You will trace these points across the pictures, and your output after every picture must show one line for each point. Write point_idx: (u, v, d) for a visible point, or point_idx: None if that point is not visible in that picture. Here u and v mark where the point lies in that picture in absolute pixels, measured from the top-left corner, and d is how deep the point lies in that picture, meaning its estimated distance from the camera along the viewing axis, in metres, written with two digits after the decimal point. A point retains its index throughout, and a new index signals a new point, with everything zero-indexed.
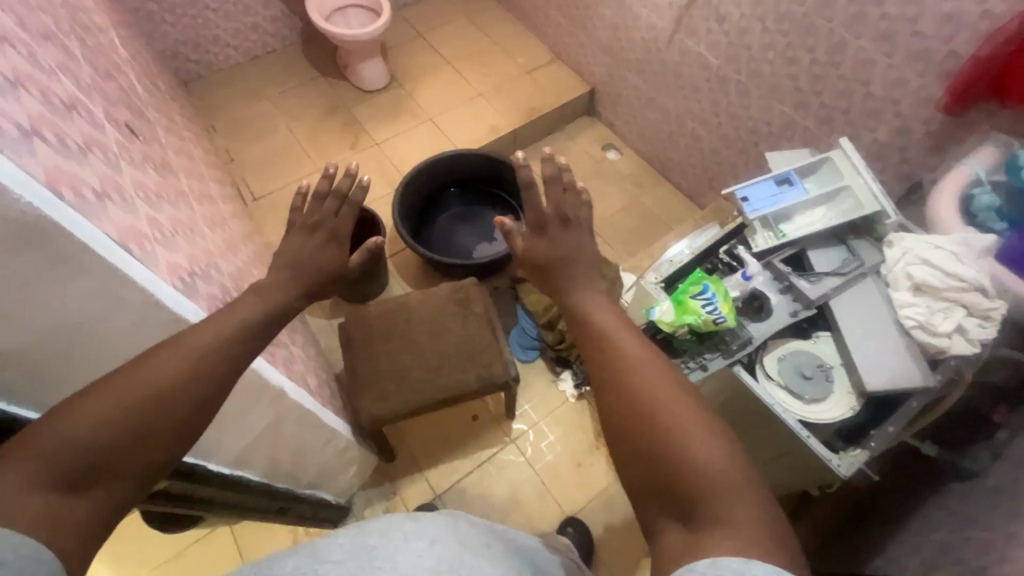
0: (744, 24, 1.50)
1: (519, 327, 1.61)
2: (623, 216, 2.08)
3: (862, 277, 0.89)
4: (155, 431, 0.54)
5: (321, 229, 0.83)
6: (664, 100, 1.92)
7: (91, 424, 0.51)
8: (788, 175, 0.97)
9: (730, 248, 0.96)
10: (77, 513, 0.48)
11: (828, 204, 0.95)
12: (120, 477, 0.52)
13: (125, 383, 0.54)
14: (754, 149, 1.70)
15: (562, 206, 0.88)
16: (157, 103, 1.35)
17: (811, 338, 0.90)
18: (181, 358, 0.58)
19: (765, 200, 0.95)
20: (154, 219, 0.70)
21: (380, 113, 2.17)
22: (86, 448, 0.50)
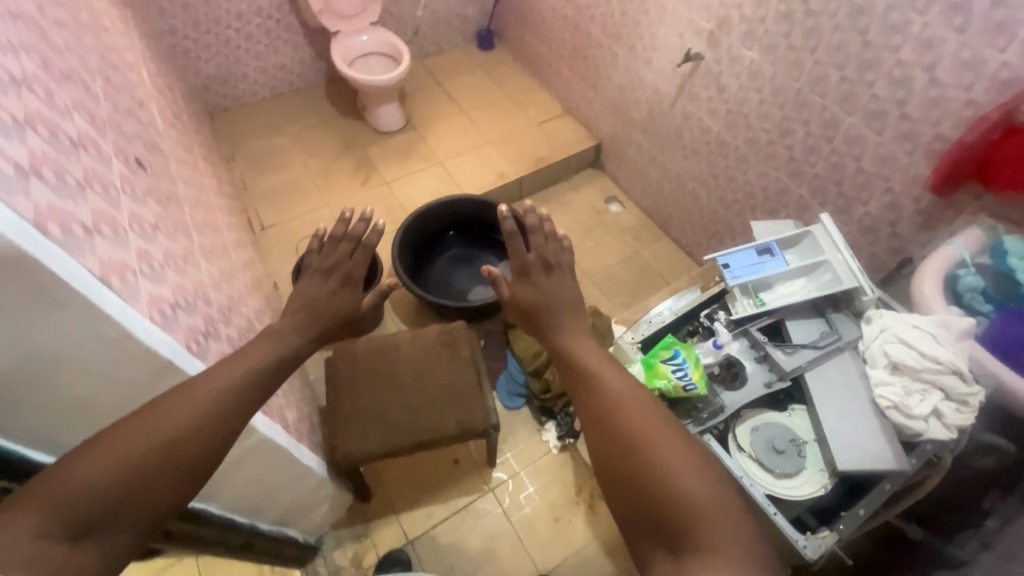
0: (742, 95, 1.56)
1: (507, 372, 1.61)
2: (622, 268, 2.10)
3: (839, 351, 0.89)
4: (156, 481, 0.59)
5: (336, 273, 0.88)
6: (666, 159, 1.98)
7: (98, 475, 0.56)
8: (769, 245, 0.99)
9: (711, 312, 0.99)
10: (79, 558, 0.54)
11: (808, 276, 0.96)
12: (123, 524, 0.57)
13: (131, 435, 0.60)
14: (750, 212, 1.73)
15: (545, 253, 0.92)
16: (177, 136, 1.43)
17: (786, 411, 0.90)
18: (184, 411, 0.63)
19: (745, 269, 0.97)
20: (147, 253, 0.73)
21: (393, 153, 2.26)
22: (93, 497, 0.55)
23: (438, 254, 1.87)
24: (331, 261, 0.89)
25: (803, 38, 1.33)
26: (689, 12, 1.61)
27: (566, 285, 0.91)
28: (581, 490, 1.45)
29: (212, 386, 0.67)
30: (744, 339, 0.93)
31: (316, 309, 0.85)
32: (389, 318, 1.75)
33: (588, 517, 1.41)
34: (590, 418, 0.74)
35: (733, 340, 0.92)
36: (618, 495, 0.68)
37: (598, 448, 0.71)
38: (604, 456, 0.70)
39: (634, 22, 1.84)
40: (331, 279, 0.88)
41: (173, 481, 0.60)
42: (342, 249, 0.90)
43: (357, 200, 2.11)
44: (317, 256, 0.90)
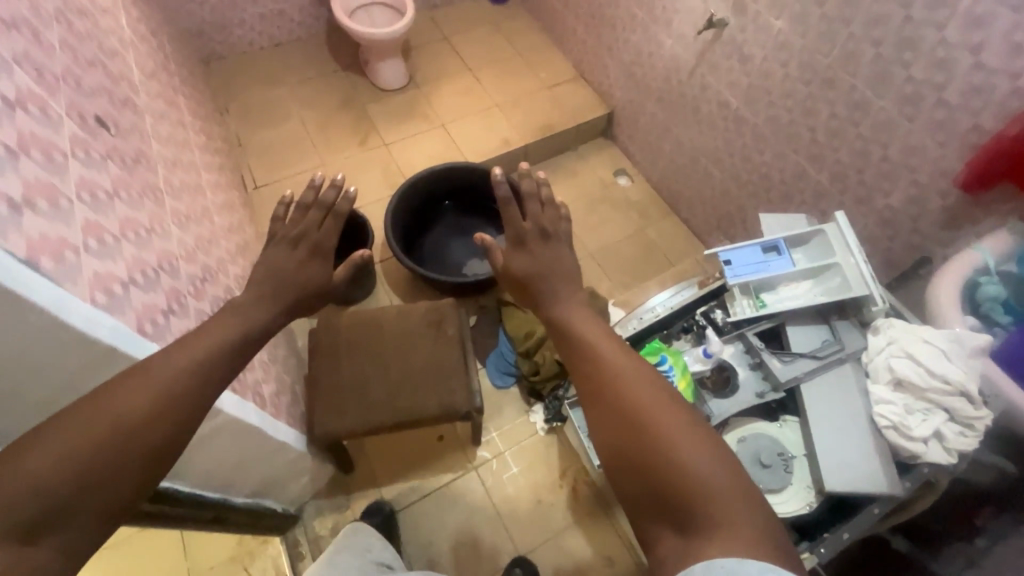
0: (766, 67, 1.43)
1: (498, 350, 1.58)
2: (626, 245, 2.02)
3: (840, 362, 0.87)
4: (112, 472, 0.55)
5: (304, 242, 0.85)
6: (680, 132, 1.87)
7: (44, 471, 0.51)
8: (777, 243, 0.96)
9: (707, 311, 0.98)
10: (33, 560, 0.49)
11: (813, 279, 0.93)
12: (79, 521, 0.52)
13: (78, 426, 0.54)
14: (764, 195, 1.64)
15: (541, 221, 0.91)
16: (159, 89, 1.35)
17: (778, 422, 0.90)
18: (137, 397, 0.58)
19: (750, 268, 0.94)
20: (99, 225, 0.68)
21: (394, 112, 2.16)
22: (41, 495, 0.50)
23: (432, 224, 1.80)
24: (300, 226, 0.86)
25: (838, 8, 1.20)
26: None
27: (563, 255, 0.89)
28: (565, 474, 1.44)
29: (169, 370, 0.62)
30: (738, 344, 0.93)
31: (281, 278, 0.81)
32: (383, 288, 1.71)
33: (570, 501, 1.41)
34: (588, 400, 0.69)
35: (726, 345, 0.92)
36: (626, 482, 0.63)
37: (601, 438, 0.67)
38: (611, 448, 0.66)
39: None
40: (299, 248, 0.84)
41: (131, 472, 0.56)
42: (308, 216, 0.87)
43: (354, 161, 2.03)
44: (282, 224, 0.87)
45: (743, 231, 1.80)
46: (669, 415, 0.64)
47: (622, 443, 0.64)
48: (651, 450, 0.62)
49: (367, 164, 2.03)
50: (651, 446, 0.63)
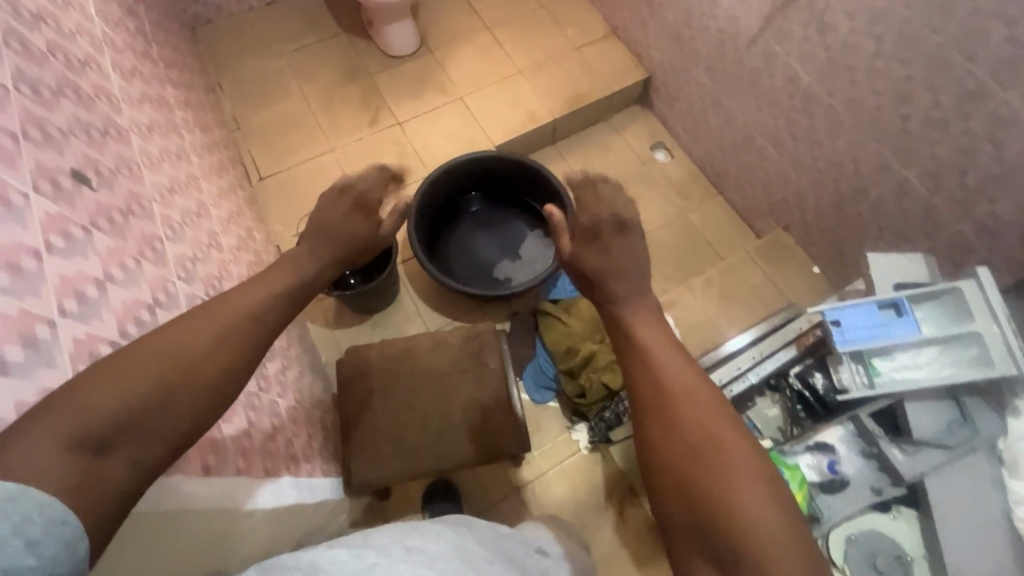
0: (853, 40, 1.21)
1: (536, 363, 1.47)
2: (666, 232, 1.85)
3: (971, 451, 1.03)
4: (178, 399, 0.59)
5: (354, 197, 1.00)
6: (733, 106, 1.66)
7: (124, 393, 0.55)
8: (900, 304, 1.09)
9: (803, 375, 1.17)
10: (108, 471, 0.51)
11: (939, 348, 1.06)
12: (147, 440, 0.55)
13: (143, 356, 0.59)
14: (832, 185, 1.46)
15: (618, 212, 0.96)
16: (145, 89, 1.16)
17: (891, 512, 1.10)
18: (198, 335, 0.64)
19: (865, 335, 1.08)
20: (91, 342, 0.60)
21: (406, 83, 1.93)
22: (120, 412, 0.54)
23: (455, 219, 1.63)
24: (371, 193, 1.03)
25: None
26: None
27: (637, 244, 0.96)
28: (611, 495, 1.37)
29: (231, 311, 0.69)
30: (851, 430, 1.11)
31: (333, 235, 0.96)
32: (409, 293, 1.58)
33: (617, 525, 1.35)
34: (650, 410, 0.78)
35: (838, 430, 1.12)
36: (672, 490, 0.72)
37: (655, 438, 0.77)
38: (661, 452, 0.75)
39: None
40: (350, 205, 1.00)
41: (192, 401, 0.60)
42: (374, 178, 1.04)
43: (365, 144, 1.83)
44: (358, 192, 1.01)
45: (800, 220, 1.64)
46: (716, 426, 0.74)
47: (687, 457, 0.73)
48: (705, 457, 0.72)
49: (380, 147, 1.83)
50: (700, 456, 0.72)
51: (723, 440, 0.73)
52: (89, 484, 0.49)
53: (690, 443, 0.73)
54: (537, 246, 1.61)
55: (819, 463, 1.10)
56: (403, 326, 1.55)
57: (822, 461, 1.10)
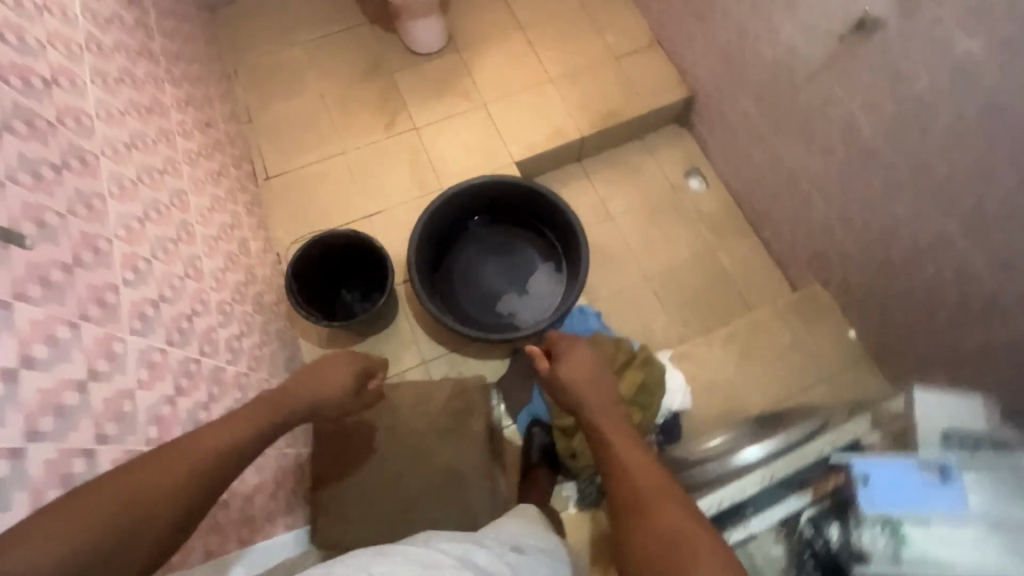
0: (931, 97, 1.04)
1: (530, 408, 1.39)
2: (692, 271, 1.71)
3: None
4: (121, 553, 0.60)
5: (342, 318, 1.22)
6: (780, 145, 1.49)
7: (65, 546, 0.56)
8: (943, 465, 0.77)
9: (811, 518, 0.82)
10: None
11: (999, 535, 0.72)
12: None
13: (103, 502, 0.60)
14: (883, 251, 1.30)
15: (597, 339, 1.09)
16: (135, 96, 1.08)
17: None
18: (164, 482, 0.64)
19: (895, 496, 0.75)
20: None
21: (428, 84, 1.81)
22: (58, 569, 0.55)
23: (462, 241, 1.51)
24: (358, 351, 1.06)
25: None
26: None
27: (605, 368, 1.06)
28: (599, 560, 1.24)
29: (200, 452, 0.69)
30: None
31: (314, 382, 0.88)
32: (407, 317, 1.49)
33: None
34: (626, 508, 0.80)
35: None
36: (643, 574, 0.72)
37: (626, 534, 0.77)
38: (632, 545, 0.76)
39: None
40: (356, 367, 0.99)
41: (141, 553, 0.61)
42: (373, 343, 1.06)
43: (378, 148, 1.72)
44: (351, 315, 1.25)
45: (842, 278, 1.48)
46: (683, 516, 0.75)
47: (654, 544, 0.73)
48: (671, 545, 0.72)
49: (393, 153, 1.72)
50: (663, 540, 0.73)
51: (687, 528, 0.73)
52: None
53: (658, 535, 0.74)
54: (547, 280, 1.49)
55: None
56: (397, 353, 1.46)
57: None
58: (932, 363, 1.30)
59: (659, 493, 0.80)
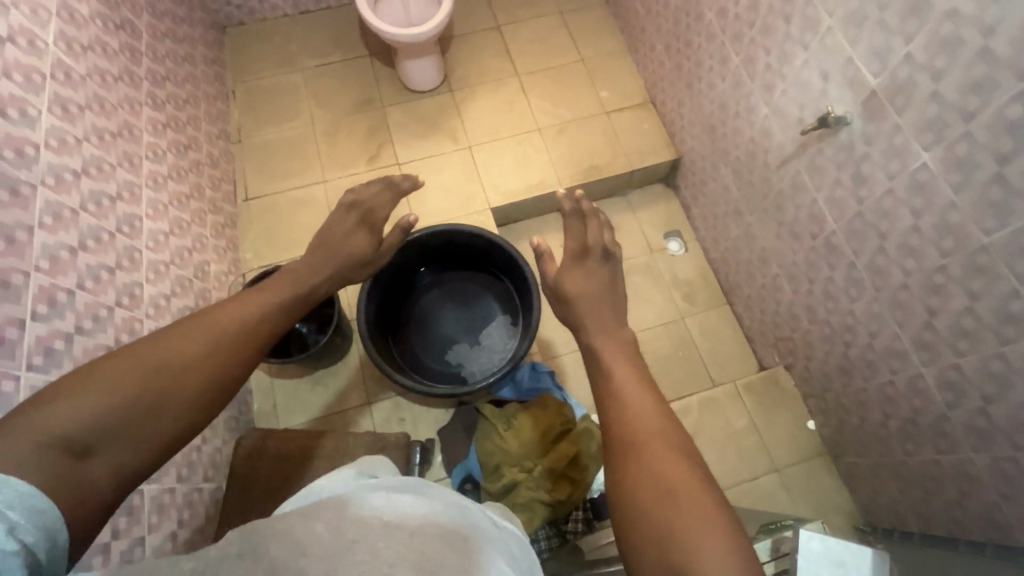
0: (888, 204, 1.02)
1: (464, 465, 1.34)
2: (658, 337, 1.68)
3: None
4: (172, 406, 0.60)
5: (355, 211, 1.12)
6: (753, 223, 1.46)
7: (108, 393, 0.57)
8: None
9: None
10: (84, 479, 0.53)
11: None
12: (128, 447, 0.57)
13: (140, 357, 0.61)
14: (841, 347, 1.26)
15: (603, 242, 1.11)
16: (103, 120, 1.11)
17: None
18: (194, 341, 0.66)
19: None
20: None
21: (418, 121, 1.83)
22: (99, 418, 0.55)
23: (422, 288, 1.52)
24: (361, 198, 1.15)
25: None
26: (851, 45, 1.00)
27: (613, 274, 1.09)
28: None
29: (227, 320, 0.71)
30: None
31: (333, 248, 1.04)
32: (358, 354, 1.48)
33: None
34: (618, 447, 0.72)
35: None
36: (640, 523, 0.64)
37: (614, 478, 0.69)
38: (623, 490, 0.67)
39: (764, 26, 1.22)
40: (351, 215, 1.11)
41: (189, 408, 0.62)
42: (383, 198, 1.18)
43: (359, 180, 1.74)
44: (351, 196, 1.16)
45: (804, 365, 1.43)
46: (680, 463, 0.68)
47: (643, 493, 0.66)
48: (661, 496, 0.64)
49: None
50: (656, 493, 0.65)
51: (685, 483, 0.65)
52: (66, 494, 0.51)
53: (650, 479, 0.66)
54: (501, 333, 1.47)
55: None
56: (343, 389, 1.44)
57: None
58: (883, 470, 1.25)
59: (656, 434, 0.71)
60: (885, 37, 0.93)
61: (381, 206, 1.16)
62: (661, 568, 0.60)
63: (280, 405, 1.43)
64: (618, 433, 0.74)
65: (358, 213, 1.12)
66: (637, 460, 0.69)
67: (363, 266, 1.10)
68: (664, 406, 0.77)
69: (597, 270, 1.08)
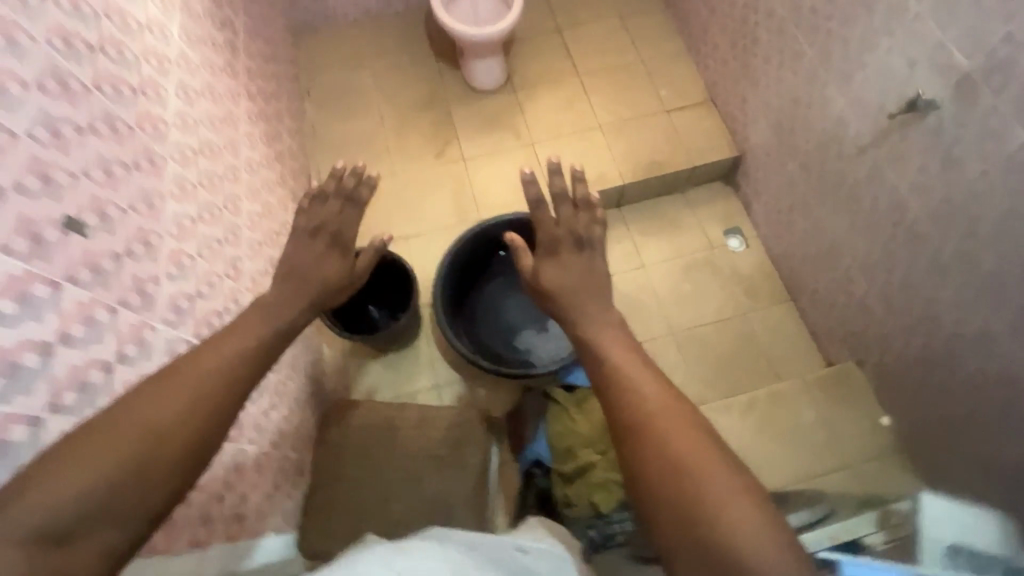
0: (981, 187, 1.01)
1: (534, 449, 1.36)
2: (720, 331, 1.67)
3: None
4: (149, 475, 0.61)
5: (322, 233, 1.00)
6: (824, 215, 1.46)
7: (79, 477, 0.56)
8: None
9: None
10: (68, 562, 0.54)
11: None
12: (109, 525, 0.57)
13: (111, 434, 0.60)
14: (923, 339, 1.24)
15: (574, 228, 0.96)
16: (211, 107, 1.20)
17: None
18: (165, 408, 0.64)
19: None
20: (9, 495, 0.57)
21: (482, 119, 1.89)
22: (72, 504, 0.55)
23: (489, 276, 1.55)
24: (320, 219, 1.00)
25: None
26: (943, 30, 1.01)
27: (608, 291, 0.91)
28: None
29: (196, 372, 0.69)
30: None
31: (306, 274, 0.96)
32: (426, 339, 1.52)
33: None
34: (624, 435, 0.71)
35: None
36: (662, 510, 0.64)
37: (629, 465, 0.68)
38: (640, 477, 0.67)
39: (844, 18, 1.23)
40: (318, 241, 1.00)
41: (168, 471, 0.62)
42: (347, 217, 1.03)
43: (426, 174, 1.81)
44: (304, 215, 1.01)
45: (878, 360, 1.41)
46: (694, 436, 0.67)
47: (657, 472, 0.65)
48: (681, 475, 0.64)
49: (438, 180, 1.80)
50: (671, 470, 0.65)
51: (700, 456, 0.65)
52: None
53: (664, 461, 0.66)
54: None
55: None
56: (412, 371, 1.49)
57: None
58: (968, 466, 1.22)
59: (664, 413, 0.70)
60: (982, 19, 0.94)
61: (347, 227, 1.03)
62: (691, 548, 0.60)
63: (354, 385, 1.49)
64: (625, 415, 0.72)
65: (323, 236, 1.00)
66: (649, 444, 0.68)
67: (340, 289, 1.02)
68: (664, 382, 0.75)
69: (574, 262, 0.94)
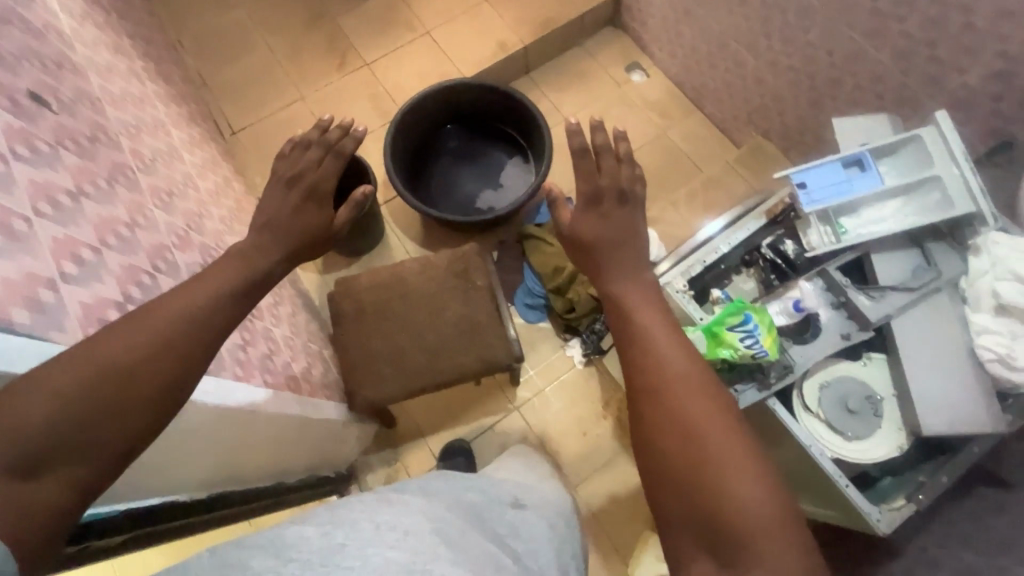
0: None
1: (525, 285, 1.50)
2: (649, 152, 1.85)
3: (937, 288, 1.04)
4: (118, 418, 0.54)
5: (300, 184, 0.80)
6: (704, 14, 1.63)
7: (44, 409, 0.51)
8: (861, 158, 1.11)
9: (774, 243, 1.17)
10: (33, 499, 0.49)
11: (902, 199, 1.09)
12: (76, 465, 0.52)
13: (86, 358, 0.54)
14: (807, 83, 1.46)
15: (619, 180, 0.84)
16: (99, 35, 1.14)
17: (862, 358, 1.10)
18: (135, 340, 0.58)
19: (825, 192, 1.10)
20: (99, 304, 0.65)
21: (370, 23, 1.87)
22: (38, 437, 0.50)
23: (433, 156, 1.61)
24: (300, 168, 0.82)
25: None
26: None
27: (638, 216, 0.84)
28: (609, 403, 1.44)
29: (169, 319, 0.61)
30: (820, 284, 1.08)
31: (281, 226, 0.77)
32: (393, 231, 1.57)
33: (616, 429, 1.43)
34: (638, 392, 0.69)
35: (809, 283, 1.08)
36: (675, 482, 0.63)
37: (642, 421, 0.68)
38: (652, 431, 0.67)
39: None
40: (294, 192, 0.79)
41: (143, 415, 0.56)
42: (325, 169, 0.82)
43: (335, 88, 1.80)
44: (283, 160, 0.82)
45: (780, 123, 1.64)
46: (707, 405, 0.66)
47: (672, 437, 0.65)
48: (691, 441, 0.64)
49: (349, 92, 1.80)
50: (684, 435, 0.64)
51: (714, 422, 0.65)
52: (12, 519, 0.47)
53: (676, 425, 0.65)
54: (517, 173, 1.60)
55: (786, 307, 1.08)
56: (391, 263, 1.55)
57: (788, 305, 1.08)
58: None
59: (682, 377, 0.68)
60: None
61: (326, 178, 0.81)
62: (699, 516, 0.61)
63: None
64: (632, 376, 0.70)
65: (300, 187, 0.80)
66: (662, 407, 0.67)
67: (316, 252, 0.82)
68: (672, 327, 0.74)
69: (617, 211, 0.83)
